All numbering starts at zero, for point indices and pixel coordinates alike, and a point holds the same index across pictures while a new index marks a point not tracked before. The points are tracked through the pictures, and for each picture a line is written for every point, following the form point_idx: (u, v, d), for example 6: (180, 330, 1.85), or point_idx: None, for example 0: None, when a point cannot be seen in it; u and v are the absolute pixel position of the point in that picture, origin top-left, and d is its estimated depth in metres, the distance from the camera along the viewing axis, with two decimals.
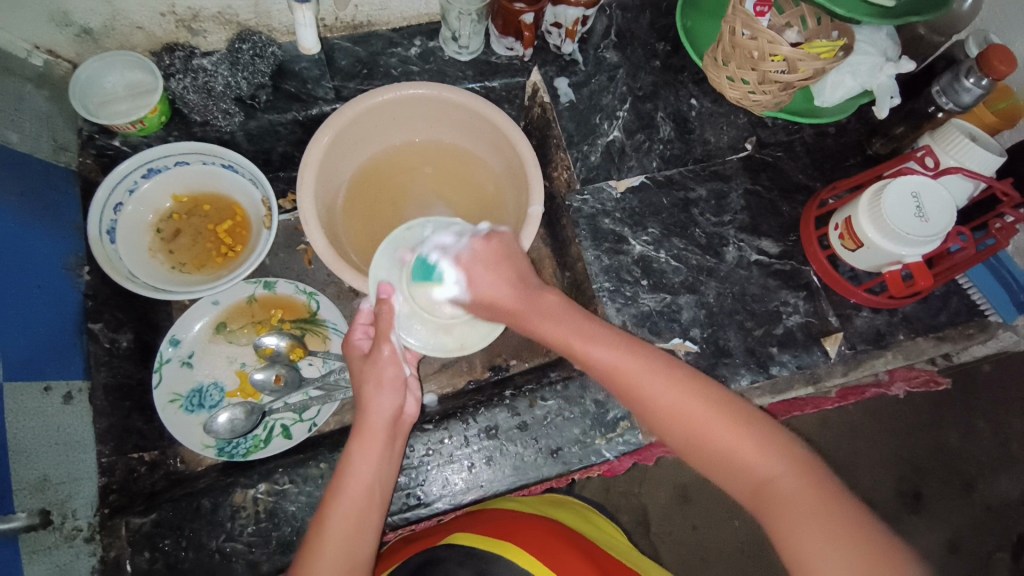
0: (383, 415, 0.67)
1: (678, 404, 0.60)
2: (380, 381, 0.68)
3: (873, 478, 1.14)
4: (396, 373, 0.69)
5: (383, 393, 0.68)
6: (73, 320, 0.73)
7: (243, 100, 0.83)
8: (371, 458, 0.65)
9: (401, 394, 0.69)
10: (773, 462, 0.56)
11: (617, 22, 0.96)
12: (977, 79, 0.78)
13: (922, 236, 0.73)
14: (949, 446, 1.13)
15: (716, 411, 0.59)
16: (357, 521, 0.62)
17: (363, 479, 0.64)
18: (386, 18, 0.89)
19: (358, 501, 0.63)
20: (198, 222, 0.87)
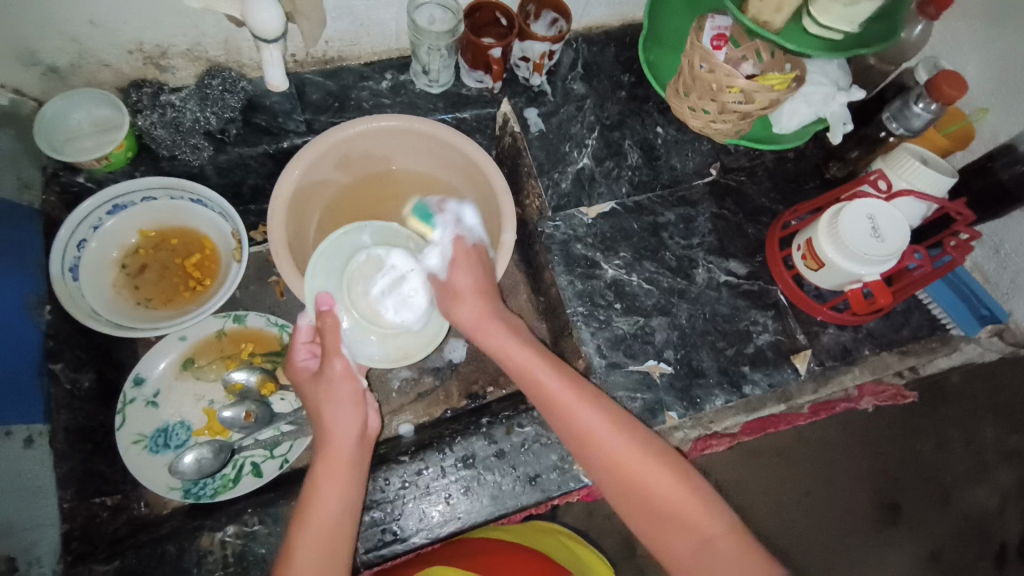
0: (348, 432, 0.69)
1: (626, 457, 0.66)
2: (340, 398, 0.71)
3: (851, 492, 1.15)
4: (351, 389, 0.72)
5: (342, 411, 0.70)
6: (33, 360, 0.70)
7: (212, 134, 0.83)
8: (337, 475, 0.66)
9: (360, 409, 0.71)
10: (715, 521, 0.64)
11: (583, 55, 1.00)
12: (926, 105, 0.82)
13: (877, 256, 0.76)
14: (925, 459, 1.15)
15: (658, 468, 0.66)
16: (328, 542, 0.62)
17: (331, 501, 0.64)
18: (357, 53, 0.91)
19: (329, 525, 0.63)
20: (165, 256, 0.86)
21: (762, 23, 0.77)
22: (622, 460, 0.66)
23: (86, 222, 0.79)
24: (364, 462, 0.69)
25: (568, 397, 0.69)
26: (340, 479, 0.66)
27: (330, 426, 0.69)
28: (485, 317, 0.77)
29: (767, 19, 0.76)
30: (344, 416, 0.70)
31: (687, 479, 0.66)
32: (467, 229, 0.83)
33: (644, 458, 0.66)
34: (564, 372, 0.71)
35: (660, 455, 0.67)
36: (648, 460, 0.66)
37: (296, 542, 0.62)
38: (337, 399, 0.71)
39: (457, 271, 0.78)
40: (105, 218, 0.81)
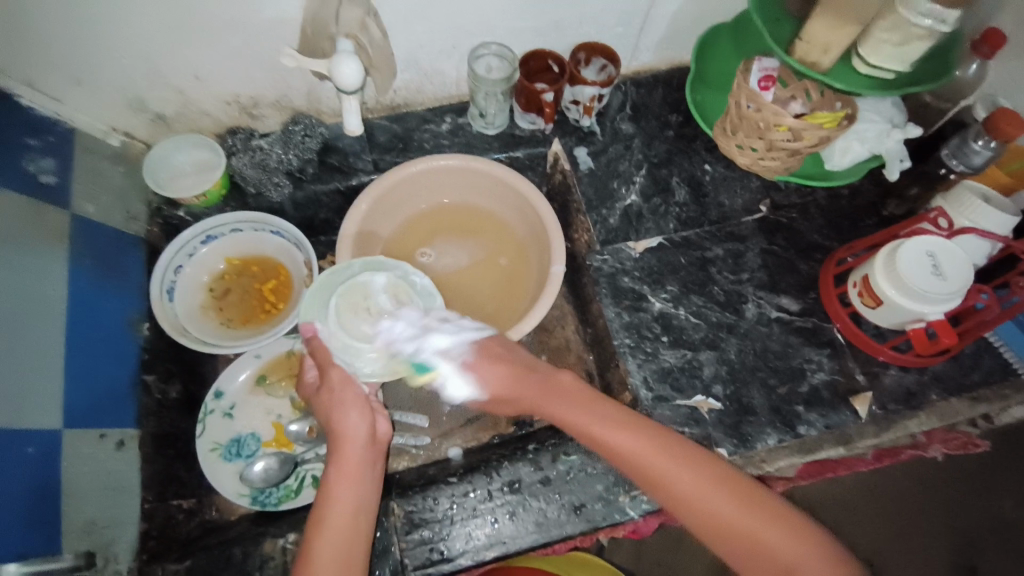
0: (359, 434, 0.66)
1: (688, 491, 0.61)
2: (345, 400, 0.68)
3: (925, 552, 1.06)
4: (357, 393, 0.69)
5: (350, 416, 0.67)
6: (130, 370, 0.79)
7: (293, 173, 0.93)
8: (349, 480, 0.64)
9: (369, 412, 0.69)
10: (807, 550, 0.57)
11: (631, 97, 1.04)
12: (986, 142, 0.81)
13: (940, 293, 0.74)
14: (1006, 518, 1.06)
15: (731, 495, 0.61)
16: (347, 554, 0.61)
17: (347, 508, 0.63)
18: (421, 99, 0.99)
19: (344, 528, 0.62)
20: (246, 281, 0.94)
21: (811, 64, 0.80)
22: (684, 495, 0.61)
23: (182, 250, 0.89)
24: (376, 467, 0.67)
25: (620, 436, 0.64)
26: (355, 486, 0.64)
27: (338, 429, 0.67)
28: (528, 399, 0.71)
29: (815, 60, 0.79)
30: (352, 418, 0.68)
31: (749, 492, 0.61)
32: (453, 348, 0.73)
33: (721, 492, 0.61)
34: (618, 417, 0.66)
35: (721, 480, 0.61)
36: (710, 487, 0.61)
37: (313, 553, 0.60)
38: (345, 403, 0.68)
39: (479, 375, 0.72)
40: (199, 246, 0.91)
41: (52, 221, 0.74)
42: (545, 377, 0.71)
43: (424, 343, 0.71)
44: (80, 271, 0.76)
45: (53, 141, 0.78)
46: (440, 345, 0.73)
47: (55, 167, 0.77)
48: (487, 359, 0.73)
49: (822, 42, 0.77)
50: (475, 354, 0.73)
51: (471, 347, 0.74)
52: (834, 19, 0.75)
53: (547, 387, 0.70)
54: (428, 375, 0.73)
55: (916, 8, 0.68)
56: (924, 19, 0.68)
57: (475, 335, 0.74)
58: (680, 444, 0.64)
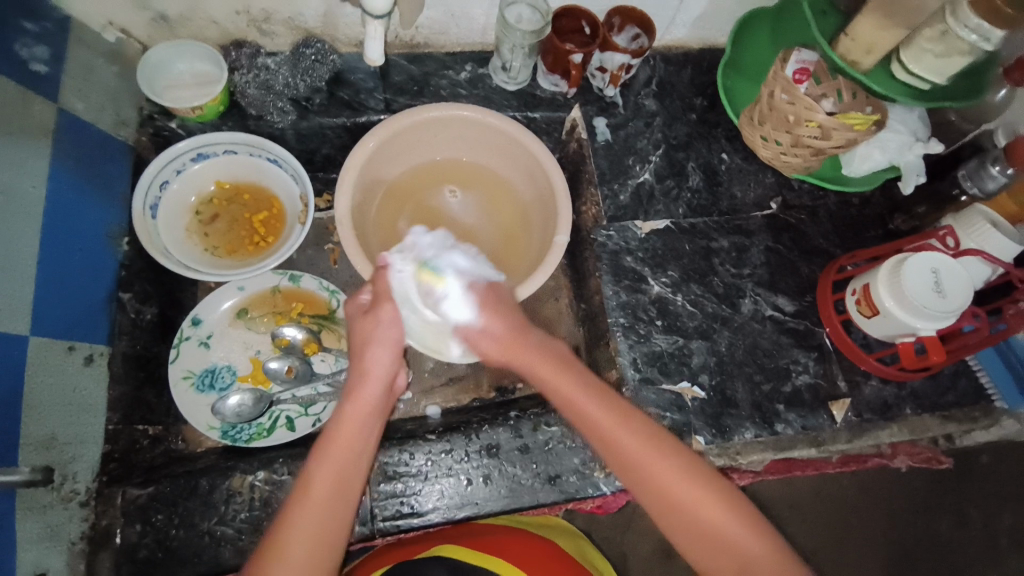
0: (380, 376, 0.66)
1: (677, 493, 0.61)
2: (381, 338, 0.66)
3: (861, 558, 1.10)
4: (396, 336, 0.67)
5: (379, 352, 0.66)
6: (106, 285, 0.75)
7: (298, 100, 0.87)
8: (359, 419, 0.64)
9: (397, 358, 0.68)
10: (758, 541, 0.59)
11: (659, 73, 1.01)
12: (1002, 168, 0.83)
13: (938, 311, 0.74)
14: (941, 536, 1.11)
15: (689, 483, 0.61)
16: (341, 487, 0.60)
17: (351, 444, 0.62)
18: (443, 42, 0.94)
19: (346, 462, 0.62)
20: (236, 209, 0.89)
21: (850, 63, 0.77)
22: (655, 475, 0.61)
23: (172, 166, 0.83)
24: (385, 413, 0.67)
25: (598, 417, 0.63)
26: (362, 427, 0.64)
27: (365, 364, 0.66)
28: (523, 354, 0.69)
29: (856, 60, 0.76)
30: (379, 357, 0.66)
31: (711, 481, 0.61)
32: (470, 272, 0.74)
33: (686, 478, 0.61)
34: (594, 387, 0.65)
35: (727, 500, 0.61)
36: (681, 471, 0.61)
37: (312, 478, 0.60)
38: (380, 340, 0.67)
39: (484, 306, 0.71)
40: (189, 164, 0.85)
41: (35, 113, 0.68)
42: (545, 337, 0.70)
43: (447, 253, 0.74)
44: (59, 171, 0.70)
45: (47, 28, 0.72)
46: (455, 266, 0.74)
47: (47, 56, 0.71)
48: (489, 294, 0.73)
49: (867, 41, 0.74)
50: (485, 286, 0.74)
51: (482, 278, 0.74)
52: (883, 19, 0.72)
53: (543, 349, 0.68)
54: (435, 279, 0.72)
55: (963, 21, 0.68)
56: (970, 34, 0.68)
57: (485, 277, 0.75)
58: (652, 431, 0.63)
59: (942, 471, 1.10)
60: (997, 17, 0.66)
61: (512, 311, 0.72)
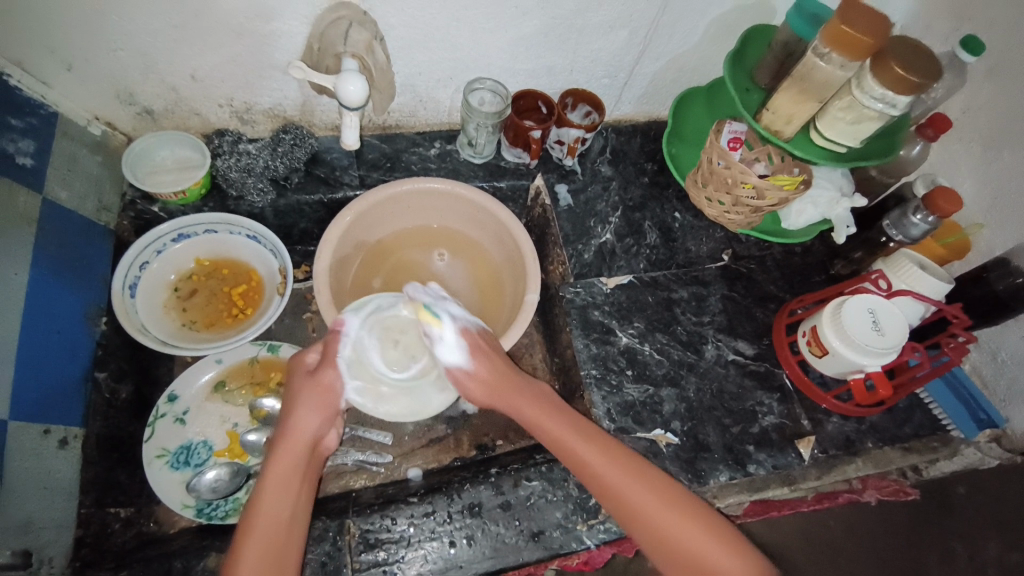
0: (307, 437, 0.67)
1: (665, 521, 0.65)
2: (314, 401, 0.69)
3: None
4: (329, 399, 0.70)
5: (307, 415, 0.68)
6: (82, 364, 0.76)
7: (277, 180, 0.92)
8: (286, 484, 0.64)
9: (327, 421, 0.69)
10: (729, 558, 0.63)
11: (611, 143, 1.11)
12: (923, 216, 0.90)
13: (879, 348, 0.80)
14: None
15: (670, 508, 0.66)
16: (276, 560, 0.60)
17: (278, 513, 0.62)
18: (413, 123, 1.02)
19: (275, 532, 0.61)
20: (214, 284, 0.91)
21: (775, 131, 0.87)
22: (653, 518, 0.65)
23: (152, 246, 0.86)
24: (312, 476, 0.67)
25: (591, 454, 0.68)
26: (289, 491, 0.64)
27: (292, 426, 0.67)
28: (511, 394, 0.72)
29: (779, 129, 0.87)
30: (307, 421, 0.68)
31: (680, 504, 0.67)
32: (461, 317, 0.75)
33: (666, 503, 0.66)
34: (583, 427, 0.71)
35: (699, 520, 0.65)
36: (655, 502, 0.66)
37: (247, 550, 0.60)
38: (308, 403, 0.69)
39: (476, 354, 0.73)
40: (170, 244, 0.88)
41: (23, 203, 0.71)
42: (534, 385, 0.75)
43: (441, 300, 0.74)
44: (42, 257, 0.72)
45: (34, 123, 0.75)
46: (451, 311, 0.75)
47: (33, 150, 0.74)
48: (477, 338, 0.74)
49: (786, 113, 0.85)
50: (475, 332, 0.75)
51: (473, 324, 0.76)
52: (798, 94, 0.83)
53: (530, 392, 0.73)
54: (433, 321, 0.73)
55: (869, 91, 0.77)
56: (876, 103, 0.77)
57: (476, 324, 0.76)
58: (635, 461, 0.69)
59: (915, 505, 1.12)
60: (903, 86, 0.74)
61: (499, 355, 0.75)
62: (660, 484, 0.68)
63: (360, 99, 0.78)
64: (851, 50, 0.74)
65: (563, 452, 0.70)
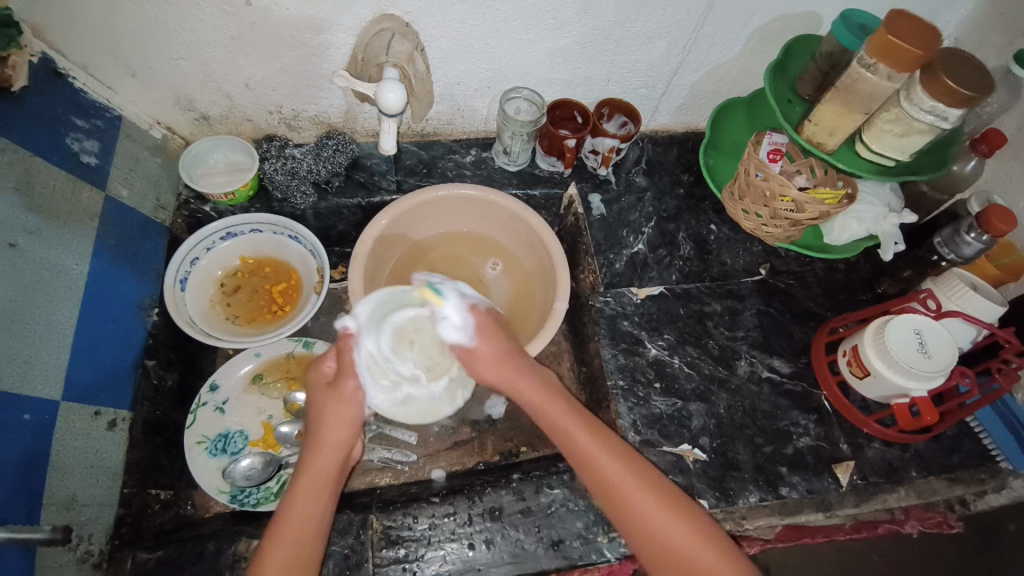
0: (335, 450, 0.69)
1: (677, 540, 0.64)
2: (343, 414, 0.70)
3: None
4: (357, 411, 0.71)
5: (338, 428, 0.70)
6: (133, 353, 0.80)
7: (319, 184, 0.96)
8: (315, 490, 0.67)
9: (354, 434, 0.71)
10: None
11: (647, 153, 1.10)
12: (977, 235, 0.86)
13: (924, 371, 0.76)
14: None
15: (687, 528, 0.65)
16: (299, 563, 0.62)
17: (305, 518, 0.65)
18: (450, 131, 1.05)
19: (299, 536, 0.63)
20: (257, 281, 0.94)
21: (817, 143, 0.85)
22: (620, 488, 0.67)
23: (202, 243, 0.90)
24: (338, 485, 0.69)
25: (532, 389, 0.72)
26: (317, 498, 0.66)
27: (319, 439, 0.69)
28: (513, 368, 0.73)
29: (822, 141, 0.85)
30: (339, 433, 0.70)
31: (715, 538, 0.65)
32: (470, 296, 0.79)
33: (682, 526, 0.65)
34: (604, 433, 0.70)
35: (717, 543, 0.65)
36: (663, 515, 0.65)
37: (271, 551, 0.62)
38: (337, 413, 0.70)
39: (480, 332, 0.74)
40: (219, 241, 0.92)
41: (86, 200, 0.77)
42: (543, 371, 0.76)
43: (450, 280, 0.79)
44: (103, 251, 0.78)
45: (99, 125, 0.81)
46: (457, 290, 0.78)
47: (97, 149, 0.80)
48: (484, 318, 0.76)
49: (829, 125, 0.82)
50: (482, 311, 0.77)
51: (480, 304, 0.78)
52: (841, 107, 0.80)
53: (539, 376, 0.74)
54: (437, 299, 0.76)
55: (918, 104, 0.74)
56: (926, 115, 0.74)
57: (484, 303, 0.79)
58: (656, 481, 0.68)
59: None
60: (952, 100, 0.71)
61: (506, 331, 0.77)
62: (677, 505, 0.67)
63: (400, 105, 0.80)
64: (897, 63, 0.72)
65: (561, 437, 0.70)
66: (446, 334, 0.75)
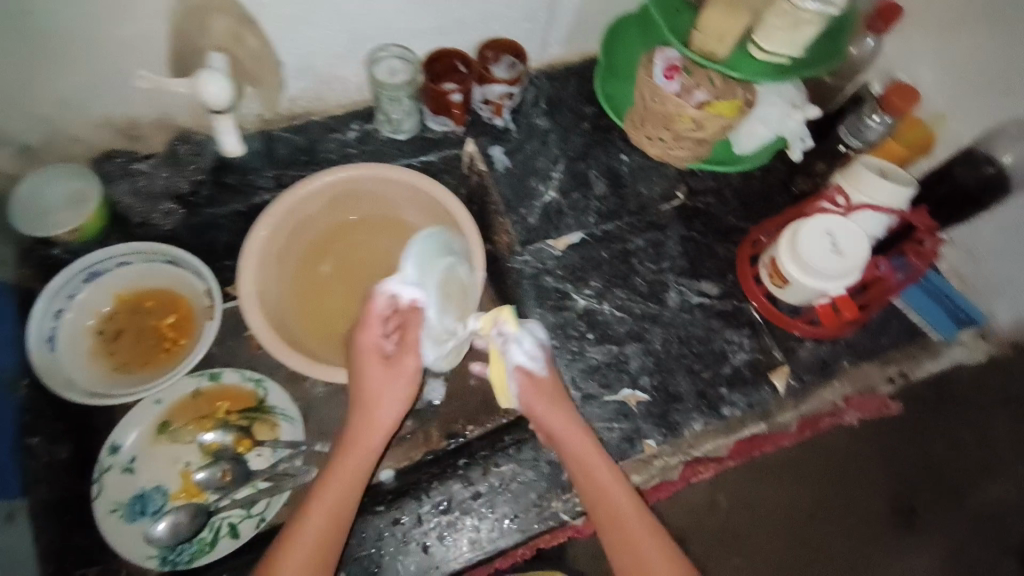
0: (377, 418, 0.75)
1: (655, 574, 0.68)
2: (392, 381, 0.77)
3: None
4: (406, 382, 0.78)
5: (386, 397, 0.76)
6: (6, 435, 0.72)
7: (183, 198, 0.86)
8: (348, 471, 0.71)
9: (404, 401, 0.77)
10: None
11: (545, 90, 1.02)
12: (879, 118, 0.86)
13: (836, 271, 0.76)
14: None
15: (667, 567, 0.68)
16: (325, 541, 0.66)
17: (342, 491, 0.70)
18: (323, 107, 0.93)
19: (335, 508, 0.68)
20: (141, 319, 0.85)
21: (708, 53, 0.79)
22: (622, 522, 0.70)
23: (62, 292, 0.80)
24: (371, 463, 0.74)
25: (564, 424, 0.74)
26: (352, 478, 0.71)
27: (370, 410, 0.75)
28: (557, 411, 0.75)
29: (713, 50, 0.79)
30: (386, 402, 0.76)
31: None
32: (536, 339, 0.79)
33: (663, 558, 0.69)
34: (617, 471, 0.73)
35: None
36: (645, 530, 0.70)
37: (307, 524, 0.67)
38: (388, 385, 0.77)
39: (545, 365, 0.77)
40: (81, 286, 0.82)
41: None
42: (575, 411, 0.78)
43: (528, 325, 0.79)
44: None
45: None
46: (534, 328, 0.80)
47: None
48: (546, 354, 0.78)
49: (717, 31, 0.76)
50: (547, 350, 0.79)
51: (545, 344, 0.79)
52: (726, 8, 0.74)
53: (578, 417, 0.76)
54: (511, 320, 0.76)
55: None
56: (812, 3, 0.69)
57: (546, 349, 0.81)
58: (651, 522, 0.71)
59: None
60: None
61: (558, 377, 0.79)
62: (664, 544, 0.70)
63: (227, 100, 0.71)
64: None
65: (581, 468, 0.73)
66: (513, 354, 0.76)
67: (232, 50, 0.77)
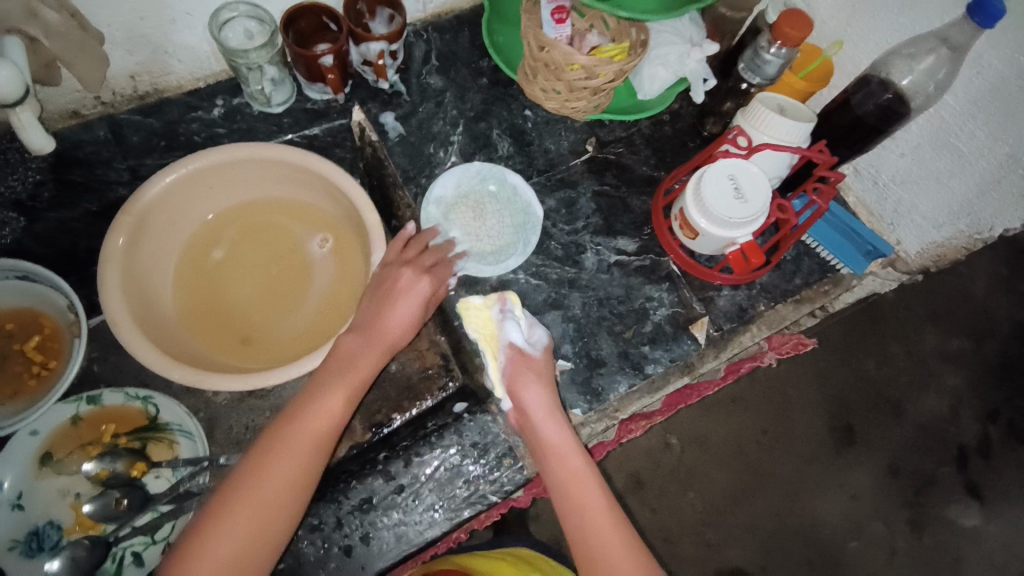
0: (396, 324, 0.72)
1: (602, 541, 0.65)
2: (400, 288, 0.73)
3: (804, 416, 1.12)
4: (410, 298, 0.73)
5: (406, 300, 0.73)
6: None
7: (20, 203, 0.77)
8: (346, 391, 0.68)
9: (419, 310, 0.73)
10: None
11: (436, 45, 0.94)
12: (775, 50, 0.79)
13: (740, 216, 0.73)
14: (870, 377, 1.13)
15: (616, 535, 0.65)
16: (300, 474, 0.63)
17: (332, 415, 0.67)
18: (177, 81, 0.84)
19: (318, 436, 0.65)
20: (3, 344, 0.77)
21: None
22: (575, 488, 0.68)
23: None
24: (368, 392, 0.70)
25: (541, 391, 0.73)
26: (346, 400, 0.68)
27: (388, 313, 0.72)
28: (543, 383, 0.74)
29: None
30: (402, 309, 0.72)
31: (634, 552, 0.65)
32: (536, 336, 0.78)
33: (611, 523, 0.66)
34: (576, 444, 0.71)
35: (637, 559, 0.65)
36: (595, 497, 0.67)
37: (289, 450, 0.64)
38: (403, 293, 0.73)
39: (540, 351, 0.76)
40: None
41: None
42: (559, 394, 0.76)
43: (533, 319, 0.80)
44: None
45: None
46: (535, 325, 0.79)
47: None
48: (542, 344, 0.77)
49: None
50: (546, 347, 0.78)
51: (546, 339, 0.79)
52: None
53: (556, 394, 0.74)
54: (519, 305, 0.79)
55: None
56: None
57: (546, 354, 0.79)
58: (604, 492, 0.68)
59: (852, 317, 1.13)
60: None
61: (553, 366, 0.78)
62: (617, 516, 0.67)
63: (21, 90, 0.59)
64: None
65: (540, 433, 0.71)
66: (509, 330, 0.76)
67: (28, 29, 0.63)
